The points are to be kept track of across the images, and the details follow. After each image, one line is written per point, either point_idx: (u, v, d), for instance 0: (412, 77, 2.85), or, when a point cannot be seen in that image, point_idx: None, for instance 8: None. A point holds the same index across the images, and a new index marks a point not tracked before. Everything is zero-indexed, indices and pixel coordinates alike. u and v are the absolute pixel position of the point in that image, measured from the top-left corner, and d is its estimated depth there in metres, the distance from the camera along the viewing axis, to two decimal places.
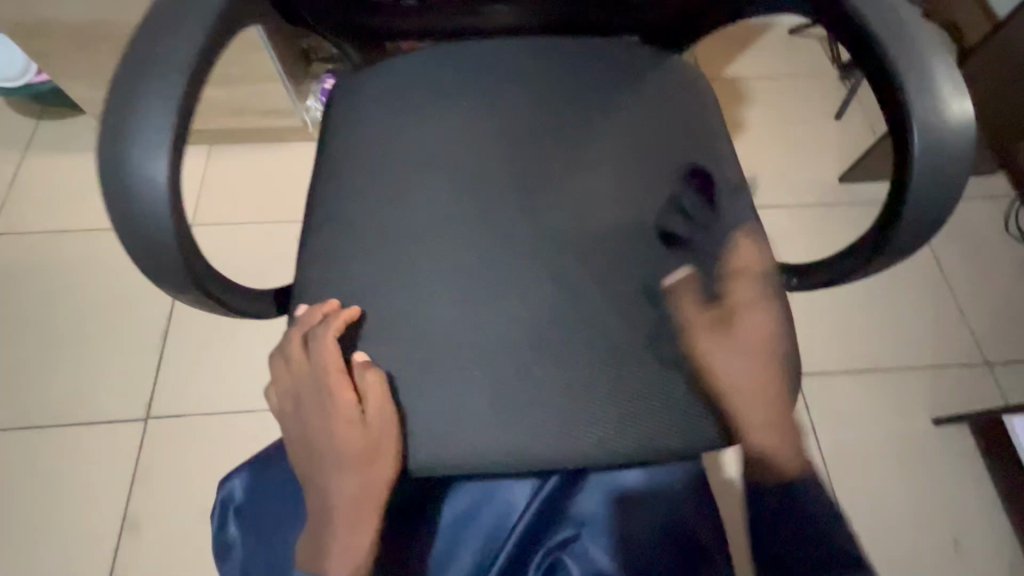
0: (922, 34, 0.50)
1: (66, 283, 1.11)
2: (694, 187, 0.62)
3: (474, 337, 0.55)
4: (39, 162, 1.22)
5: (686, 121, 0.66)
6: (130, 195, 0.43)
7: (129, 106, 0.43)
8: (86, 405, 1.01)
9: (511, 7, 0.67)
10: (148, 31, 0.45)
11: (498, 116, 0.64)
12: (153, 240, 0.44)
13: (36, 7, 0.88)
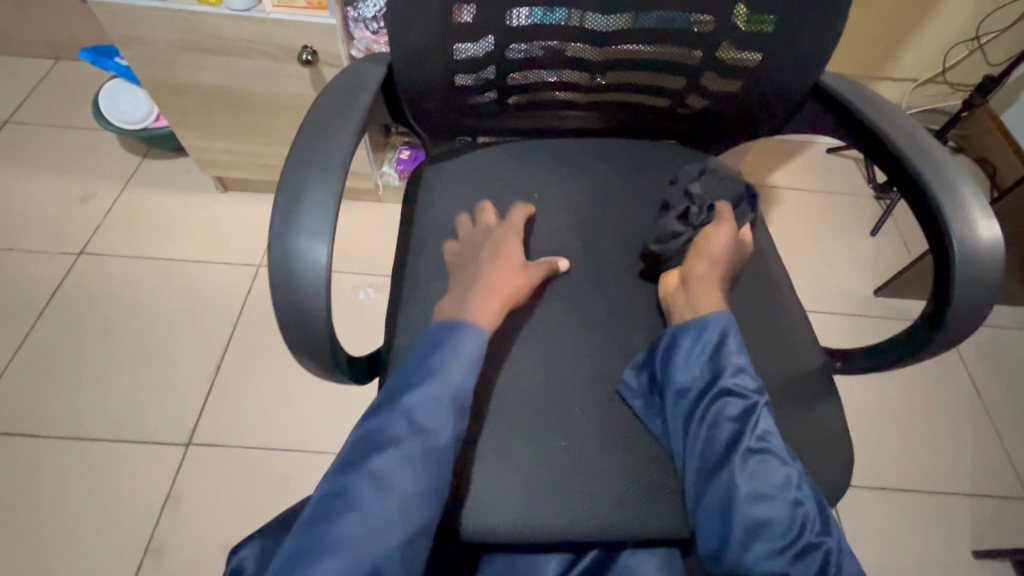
0: (951, 161, 0.56)
1: (139, 304, 1.20)
2: (742, 287, 0.68)
3: (535, 392, 0.62)
4: (136, 194, 1.36)
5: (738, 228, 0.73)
6: (298, 277, 0.50)
7: (299, 201, 0.52)
8: (135, 424, 1.06)
9: (577, 113, 0.78)
10: (311, 137, 0.56)
11: (570, 210, 0.74)
12: (307, 313, 0.51)
13: (179, 72, 1.03)
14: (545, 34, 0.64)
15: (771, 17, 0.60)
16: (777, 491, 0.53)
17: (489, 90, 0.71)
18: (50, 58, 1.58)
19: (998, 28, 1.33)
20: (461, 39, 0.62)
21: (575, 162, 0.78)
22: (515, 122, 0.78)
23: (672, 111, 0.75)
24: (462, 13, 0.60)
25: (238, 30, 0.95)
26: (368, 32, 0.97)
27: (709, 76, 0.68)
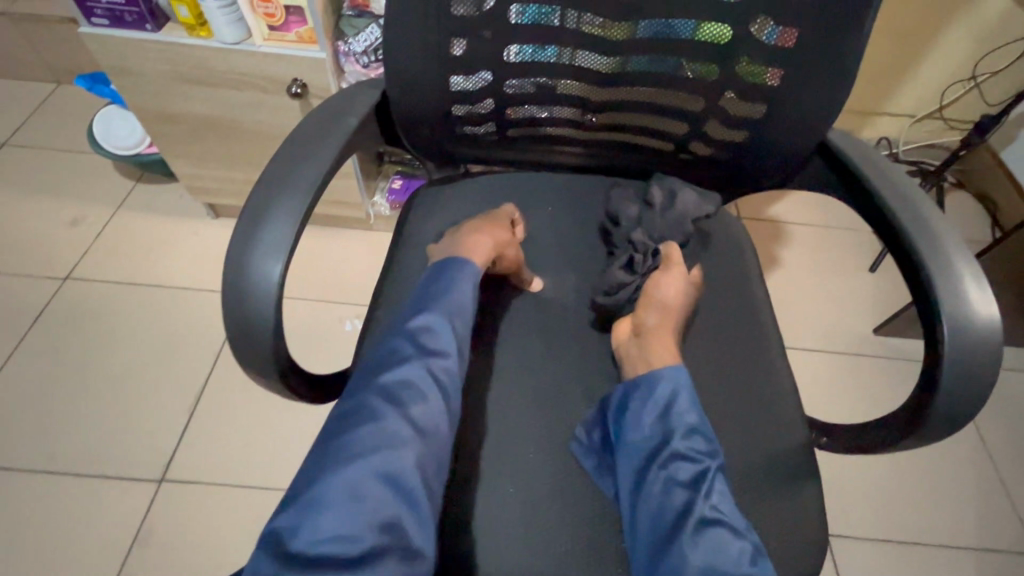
0: (946, 231, 0.54)
1: (122, 331, 1.18)
2: (730, 342, 0.66)
3: (510, 455, 0.59)
4: (127, 219, 1.35)
5: (726, 278, 0.71)
6: (247, 292, 0.50)
7: (260, 218, 0.51)
8: (109, 457, 1.03)
9: (576, 151, 0.76)
10: (287, 154, 0.55)
11: (553, 257, 0.73)
12: (254, 330, 0.50)
13: (169, 102, 1.03)
14: (540, 71, 0.64)
15: (770, 68, 0.59)
16: (732, 565, 0.48)
17: (487, 123, 0.70)
18: (50, 82, 1.59)
19: (996, 68, 1.32)
20: (455, 71, 0.62)
21: (568, 207, 0.77)
22: (515, 153, 0.77)
23: (673, 156, 0.73)
24: (457, 47, 0.60)
25: (229, 63, 0.95)
26: (359, 65, 0.96)
27: (712, 125, 0.66)
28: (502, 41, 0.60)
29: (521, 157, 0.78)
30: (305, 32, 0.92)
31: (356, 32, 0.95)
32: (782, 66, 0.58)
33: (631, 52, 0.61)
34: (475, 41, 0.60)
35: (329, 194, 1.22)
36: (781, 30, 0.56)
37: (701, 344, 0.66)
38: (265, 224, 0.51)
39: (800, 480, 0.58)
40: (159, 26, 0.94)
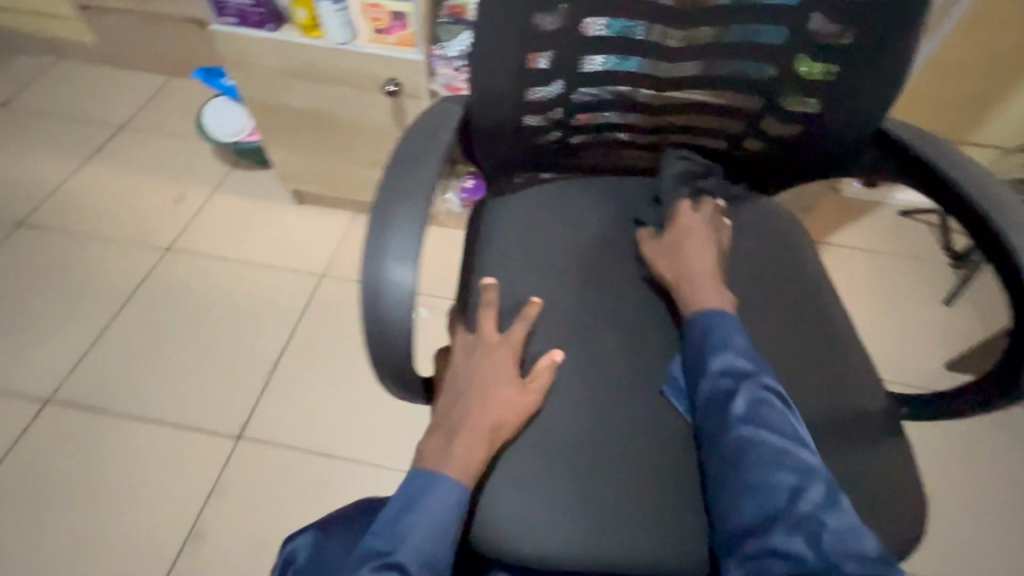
0: None
1: (212, 301, 1.30)
2: (793, 339, 0.67)
3: (570, 432, 0.63)
4: (221, 201, 1.48)
5: (782, 276, 0.72)
6: (386, 296, 0.53)
7: (387, 226, 0.55)
8: (194, 411, 1.13)
9: (636, 153, 0.79)
10: (397, 167, 0.59)
11: (614, 245, 0.75)
12: (389, 329, 0.54)
13: (276, 96, 1.14)
14: (614, 77, 0.67)
15: (834, 63, 0.61)
16: (792, 469, 0.52)
17: (555, 130, 0.73)
18: (164, 75, 1.77)
19: None
20: (532, 85, 0.65)
21: (645, 204, 0.78)
22: (581, 157, 0.79)
23: (733, 154, 0.76)
24: (536, 62, 0.63)
25: (334, 62, 1.04)
26: (451, 69, 1.04)
27: (769, 120, 0.70)
28: (579, 53, 0.63)
29: (583, 162, 0.80)
30: (406, 36, 0.99)
31: (451, 37, 1.04)
32: (849, 65, 0.61)
33: (702, 55, 0.64)
34: (553, 57, 0.63)
35: None
36: (840, 29, 0.59)
37: (759, 341, 0.67)
38: (391, 233, 0.55)
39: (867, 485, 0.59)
40: (278, 26, 1.06)
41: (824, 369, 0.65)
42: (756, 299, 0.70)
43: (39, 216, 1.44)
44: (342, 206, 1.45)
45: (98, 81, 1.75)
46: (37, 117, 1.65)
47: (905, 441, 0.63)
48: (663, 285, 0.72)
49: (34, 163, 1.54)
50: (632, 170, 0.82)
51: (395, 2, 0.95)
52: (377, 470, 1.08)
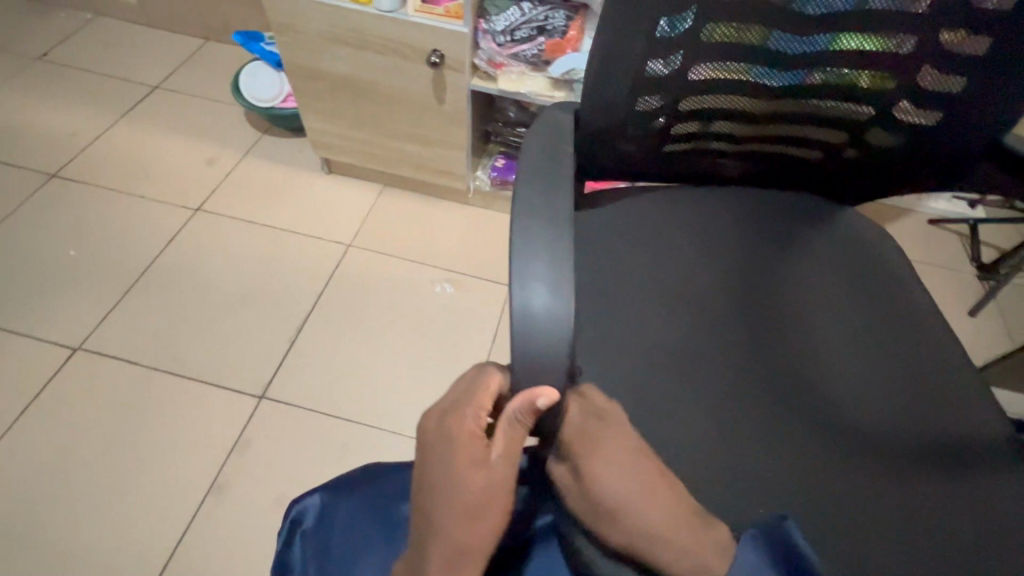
0: None
1: (240, 264, 1.31)
2: (899, 360, 0.63)
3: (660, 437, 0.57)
4: (252, 165, 1.49)
5: (883, 293, 0.68)
6: (545, 326, 0.47)
7: (532, 250, 0.48)
8: (220, 370, 1.15)
9: (732, 165, 0.74)
10: (525, 191, 0.52)
11: (707, 249, 0.70)
12: (542, 360, 0.48)
13: (318, 61, 1.15)
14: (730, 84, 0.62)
15: (960, 75, 0.58)
16: None
17: (650, 144, 0.66)
18: (199, 38, 1.78)
19: None
20: (645, 96, 0.59)
21: (735, 214, 0.73)
22: (672, 171, 0.73)
23: (830, 168, 0.72)
24: (657, 68, 0.56)
25: (380, 29, 1.04)
26: (494, 43, 1.05)
27: (876, 132, 0.66)
28: (695, 60, 0.58)
29: (673, 175, 0.74)
30: (453, 7, 0.99)
31: (498, 12, 1.04)
32: (978, 74, 0.58)
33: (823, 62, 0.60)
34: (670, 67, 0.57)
35: (438, 163, 1.29)
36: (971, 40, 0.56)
37: (858, 356, 0.63)
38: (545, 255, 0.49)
39: (959, 507, 0.55)
40: None
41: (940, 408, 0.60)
42: (856, 316, 0.66)
43: (73, 169, 1.46)
44: (372, 178, 1.46)
45: (136, 40, 1.76)
46: (73, 72, 1.66)
47: (1008, 447, 0.59)
48: (768, 313, 0.66)
49: (70, 117, 1.56)
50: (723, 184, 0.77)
51: None
52: (397, 439, 1.09)
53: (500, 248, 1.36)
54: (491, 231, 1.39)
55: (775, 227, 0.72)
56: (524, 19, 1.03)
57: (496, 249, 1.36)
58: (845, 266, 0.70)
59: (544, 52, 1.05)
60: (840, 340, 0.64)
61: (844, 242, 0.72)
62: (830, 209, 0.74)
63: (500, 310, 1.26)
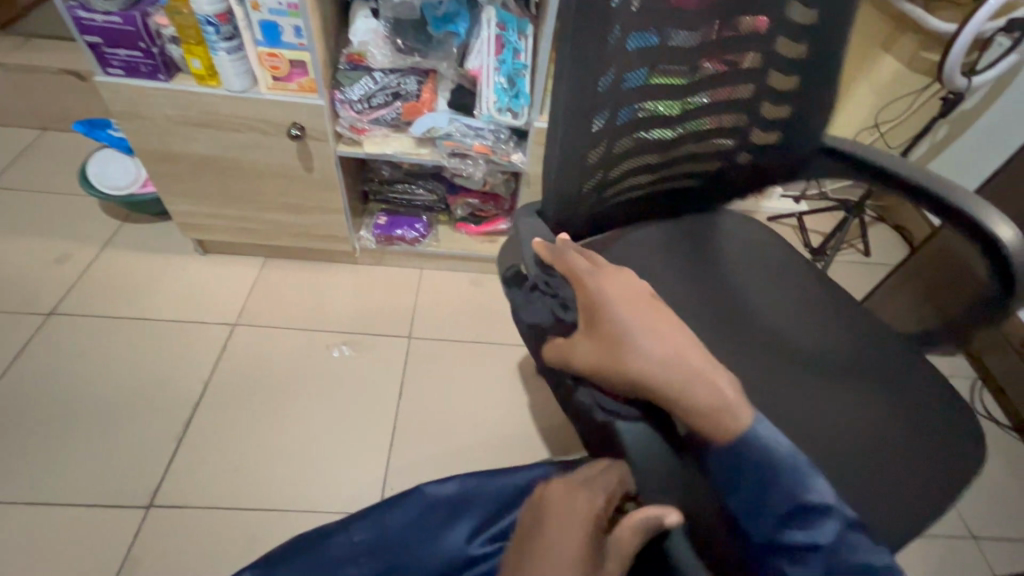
0: (958, 190, 0.67)
1: (109, 366, 1.20)
2: (832, 339, 0.76)
3: None
4: (113, 256, 1.39)
5: (804, 284, 0.82)
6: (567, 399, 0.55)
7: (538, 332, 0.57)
8: (98, 486, 1.04)
9: (645, 206, 0.81)
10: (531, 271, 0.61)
11: (658, 280, 0.79)
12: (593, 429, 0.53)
13: (174, 145, 1.12)
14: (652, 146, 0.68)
15: (789, 103, 0.71)
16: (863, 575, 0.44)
17: (585, 213, 0.70)
18: (35, 130, 1.65)
19: (892, 118, 1.58)
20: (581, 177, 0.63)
21: (671, 247, 0.83)
22: (621, 219, 0.79)
23: (716, 185, 0.81)
24: (593, 153, 0.61)
25: (235, 109, 1.05)
26: (353, 112, 1.09)
27: (743, 154, 0.76)
28: (617, 136, 0.63)
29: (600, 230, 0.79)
30: (306, 83, 1.03)
31: (351, 83, 1.09)
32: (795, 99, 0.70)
33: (710, 109, 0.68)
34: (595, 151, 0.62)
35: (319, 229, 1.30)
36: (784, 75, 0.68)
37: (800, 345, 0.75)
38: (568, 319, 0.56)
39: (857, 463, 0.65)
40: (170, 76, 1.04)
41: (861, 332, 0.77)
42: (790, 311, 0.79)
43: None
44: (251, 252, 1.42)
45: None
46: None
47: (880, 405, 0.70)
48: (728, 333, 0.75)
49: None
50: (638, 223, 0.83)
51: (293, 51, 0.98)
52: (312, 516, 1.04)
53: (395, 303, 1.38)
54: (385, 287, 1.41)
55: (708, 251, 0.83)
56: (378, 87, 1.09)
57: (392, 304, 1.37)
58: (773, 269, 0.83)
59: (403, 115, 1.12)
60: (785, 333, 0.76)
61: (767, 255, 0.85)
62: (709, 230, 0.85)
63: (405, 362, 1.27)
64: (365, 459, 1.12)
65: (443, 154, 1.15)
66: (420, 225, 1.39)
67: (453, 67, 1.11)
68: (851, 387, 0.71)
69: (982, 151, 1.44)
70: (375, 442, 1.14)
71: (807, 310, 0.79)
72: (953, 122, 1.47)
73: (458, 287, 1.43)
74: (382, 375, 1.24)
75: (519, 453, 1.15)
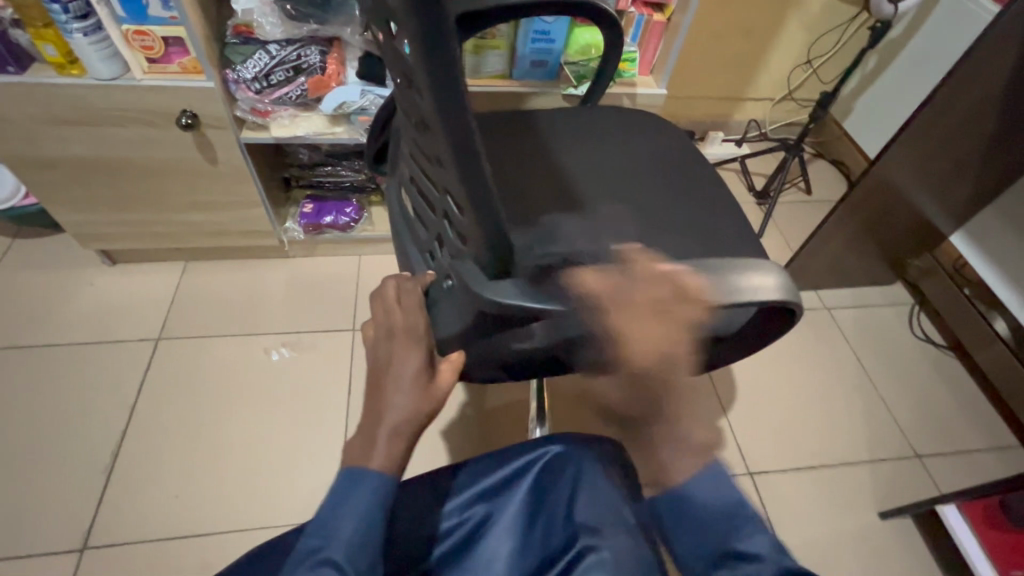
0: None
1: (17, 402, 1.08)
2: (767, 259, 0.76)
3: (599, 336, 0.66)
4: (8, 278, 1.24)
5: (733, 209, 0.82)
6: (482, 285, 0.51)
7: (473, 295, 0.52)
8: (23, 533, 0.95)
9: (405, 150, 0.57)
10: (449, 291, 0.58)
11: (596, 231, 0.77)
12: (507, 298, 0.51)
13: (46, 147, 0.98)
14: (405, 127, 0.54)
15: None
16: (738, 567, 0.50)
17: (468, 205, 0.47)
18: None
19: (824, 53, 1.58)
20: (462, 219, 0.47)
21: (607, 195, 0.81)
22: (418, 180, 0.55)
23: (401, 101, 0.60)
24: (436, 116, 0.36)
25: (109, 100, 0.92)
26: (251, 92, 0.97)
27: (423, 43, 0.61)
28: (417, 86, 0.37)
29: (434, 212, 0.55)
30: (189, 62, 0.91)
31: (244, 58, 0.96)
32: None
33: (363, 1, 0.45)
34: (442, 175, 0.46)
35: (237, 225, 1.18)
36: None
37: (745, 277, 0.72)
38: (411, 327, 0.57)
39: None
40: (23, 67, 0.89)
41: (699, 176, 0.85)
42: (726, 236, 0.78)
43: None
44: (167, 257, 1.30)
45: None
46: None
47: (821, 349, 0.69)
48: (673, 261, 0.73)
49: None
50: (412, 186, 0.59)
51: (165, 27, 0.85)
52: (266, 532, 0.99)
53: (334, 295, 1.29)
54: (320, 280, 1.31)
55: (639, 192, 0.82)
56: (275, 61, 0.98)
57: (330, 297, 1.29)
58: (699, 192, 0.83)
59: (309, 91, 1.01)
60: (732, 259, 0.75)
61: (688, 172, 0.85)
62: (644, 186, 0.82)
63: (351, 357, 1.20)
64: (318, 465, 1.06)
65: (361, 131, 1.05)
66: (349, 210, 1.29)
67: (359, 33, 1.00)
68: (708, 228, 0.79)
69: (907, 80, 1.44)
70: (327, 446, 1.08)
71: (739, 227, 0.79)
72: (882, 52, 1.50)
73: None
74: (328, 373, 1.18)
75: (477, 436, 1.13)
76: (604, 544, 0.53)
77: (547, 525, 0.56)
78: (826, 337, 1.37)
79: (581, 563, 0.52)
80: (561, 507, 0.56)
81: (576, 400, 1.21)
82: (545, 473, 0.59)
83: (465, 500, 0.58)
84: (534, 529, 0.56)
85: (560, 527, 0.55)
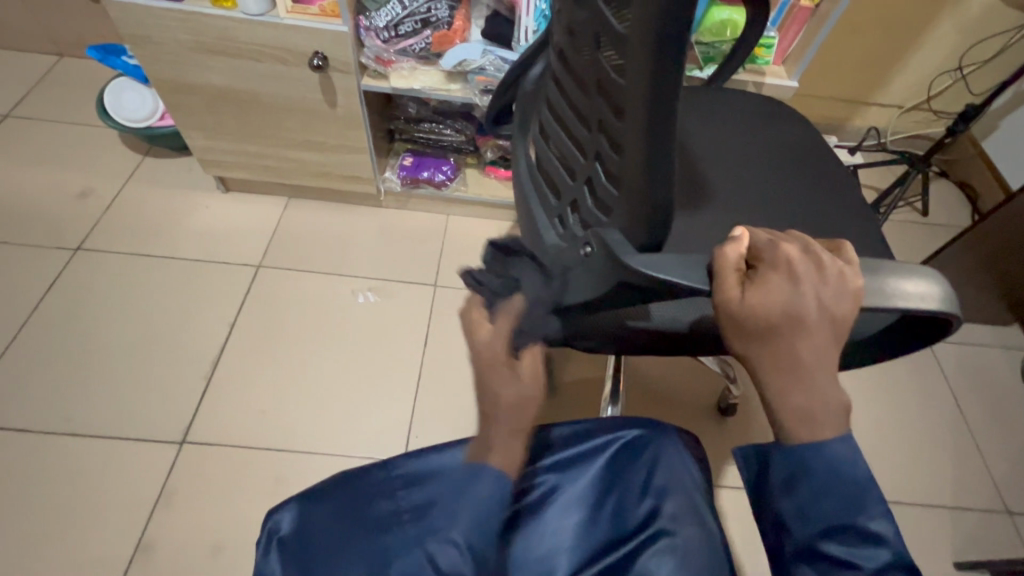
0: None
1: (137, 305, 1.20)
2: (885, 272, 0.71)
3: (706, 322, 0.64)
4: (136, 191, 1.36)
5: (864, 218, 0.76)
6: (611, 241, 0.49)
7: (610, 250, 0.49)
8: (133, 421, 1.07)
9: (551, 114, 0.58)
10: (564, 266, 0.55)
11: (712, 220, 0.74)
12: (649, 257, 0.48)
13: (190, 74, 1.05)
14: (558, 85, 0.54)
15: None
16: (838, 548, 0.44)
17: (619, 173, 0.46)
18: (52, 55, 1.59)
19: (978, 61, 1.42)
20: (617, 182, 0.46)
21: (728, 185, 0.77)
22: (560, 142, 0.56)
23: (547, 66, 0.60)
24: (636, 75, 0.36)
25: (250, 35, 0.97)
26: (379, 40, 1.00)
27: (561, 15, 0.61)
28: (620, 40, 0.37)
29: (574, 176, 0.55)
30: (328, 6, 0.94)
31: (378, 7, 0.99)
32: None
33: None
34: (604, 132, 0.45)
35: (341, 168, 1.23)
36: None
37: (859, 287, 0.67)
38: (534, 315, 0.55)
39: None
40: None
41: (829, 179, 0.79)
42: (856, 243, 0.72)
43: None
44: (272, 191, 1.38)
45: None
46: None
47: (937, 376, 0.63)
48: None
49: None
50: (548, 150, 0.59)
51: None
52: (337, 461, 1.05)
53: (419, 250, 1.33)
54: (409, 234, 1.36)
55: (761, 185, 0.77)
56: (406, 13, 0.99)
57: (415, 251, 1.33)
58: (827, 194, 0.78)
59: (433, 45, 1.03)
60: None
61: (820, 171, 0.80)
62: (770, 181, 0.78)
63: (429, 313, 1.24)
64: (390, 407, 1.11)
65: (476, 91, 1.05)
66: (446, 168, 1.31)
67: None
68: (835, 235, 0.73)
69: None
70: (399, 392, 1.13)
71: (870, 236, 0.74)
72: None
73: (484, 236, 1.37)
74: (407, 322, 1.22)
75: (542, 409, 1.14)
76: (680, 532, 0.54)
77: (621, 504, 0.57)
78: (923, 370, 1.27)
79: (651, 545, 0.54)
80: (637, 485, 0.58)
81: (644, 391, 1.19)
82: (624, 452, 0.60)
83: (550, 462, 0.59)
84: (605, 505, 0.57)
85: (642, 504, 0.56)
